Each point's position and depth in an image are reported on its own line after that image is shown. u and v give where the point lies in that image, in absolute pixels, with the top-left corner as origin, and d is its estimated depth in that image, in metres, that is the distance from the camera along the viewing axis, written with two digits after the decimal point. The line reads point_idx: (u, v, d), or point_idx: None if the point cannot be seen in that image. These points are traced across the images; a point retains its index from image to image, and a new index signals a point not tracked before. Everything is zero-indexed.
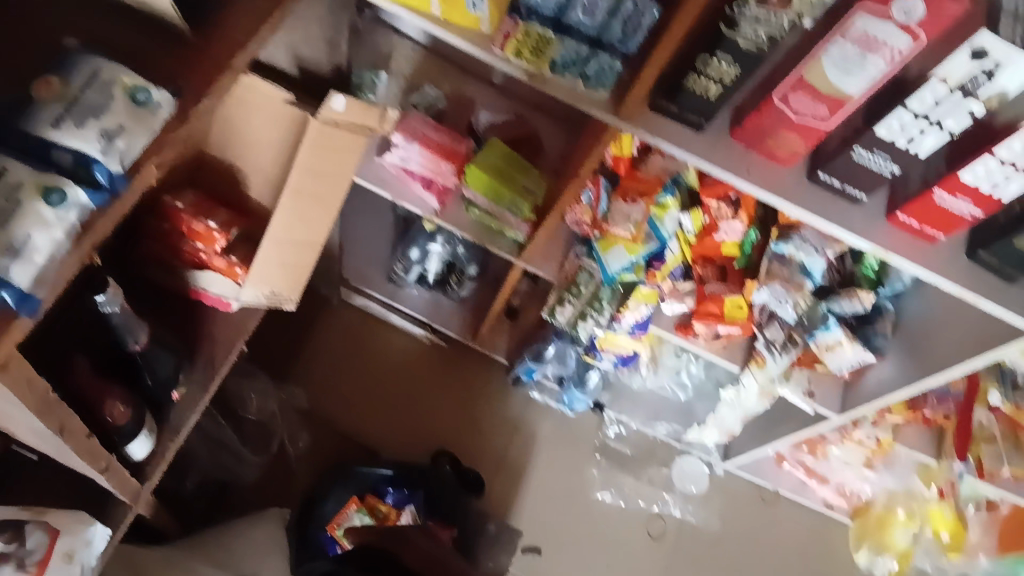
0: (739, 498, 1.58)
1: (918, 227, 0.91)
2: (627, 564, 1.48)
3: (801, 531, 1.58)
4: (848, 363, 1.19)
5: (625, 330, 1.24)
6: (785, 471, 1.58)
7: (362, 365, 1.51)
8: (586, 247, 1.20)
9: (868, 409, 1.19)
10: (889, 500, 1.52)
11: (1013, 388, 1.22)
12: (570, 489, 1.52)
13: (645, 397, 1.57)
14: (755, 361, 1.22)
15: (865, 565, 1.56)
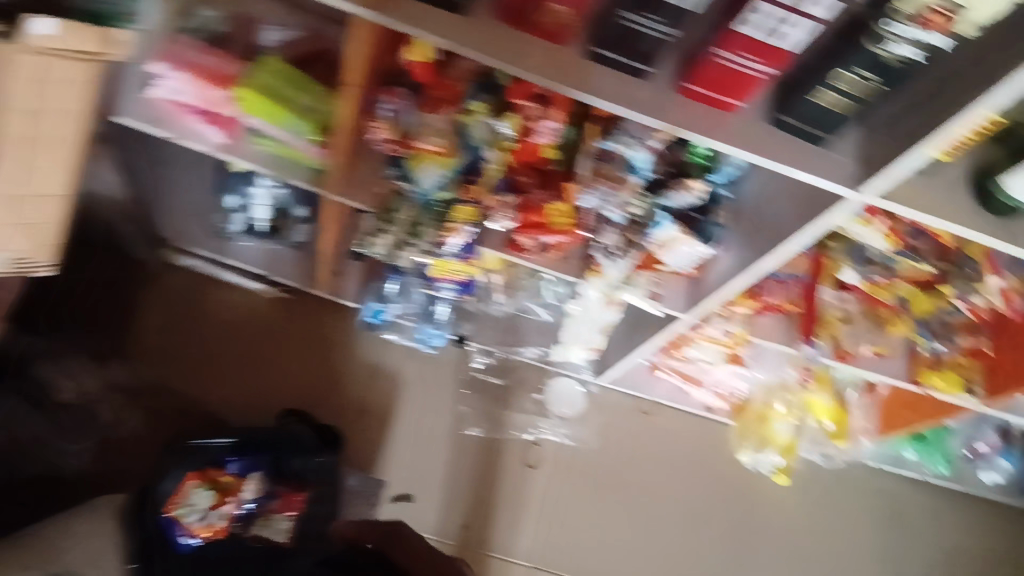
0: (618, 411, 1.54)
1: (711, 95, 0.83)
2: (508, 496, 1.43)
3: (683, 434, 1.56)
4: (687, 258, 1.14)
5: (453, 253, 1.15)
6: (660, 378, 1.55)
7: (197, 328, 1.39)
8: (397, 167, 1.08)
9: (711, 303, 1.15)
10: (766, 395, 1.47)
11: (866, 265, 1.17)
12: (440, 430, 1.44)
13: (505, 322, 1.48)
14: (594, 271, 1.18)
15: (749, 463, 1.52)
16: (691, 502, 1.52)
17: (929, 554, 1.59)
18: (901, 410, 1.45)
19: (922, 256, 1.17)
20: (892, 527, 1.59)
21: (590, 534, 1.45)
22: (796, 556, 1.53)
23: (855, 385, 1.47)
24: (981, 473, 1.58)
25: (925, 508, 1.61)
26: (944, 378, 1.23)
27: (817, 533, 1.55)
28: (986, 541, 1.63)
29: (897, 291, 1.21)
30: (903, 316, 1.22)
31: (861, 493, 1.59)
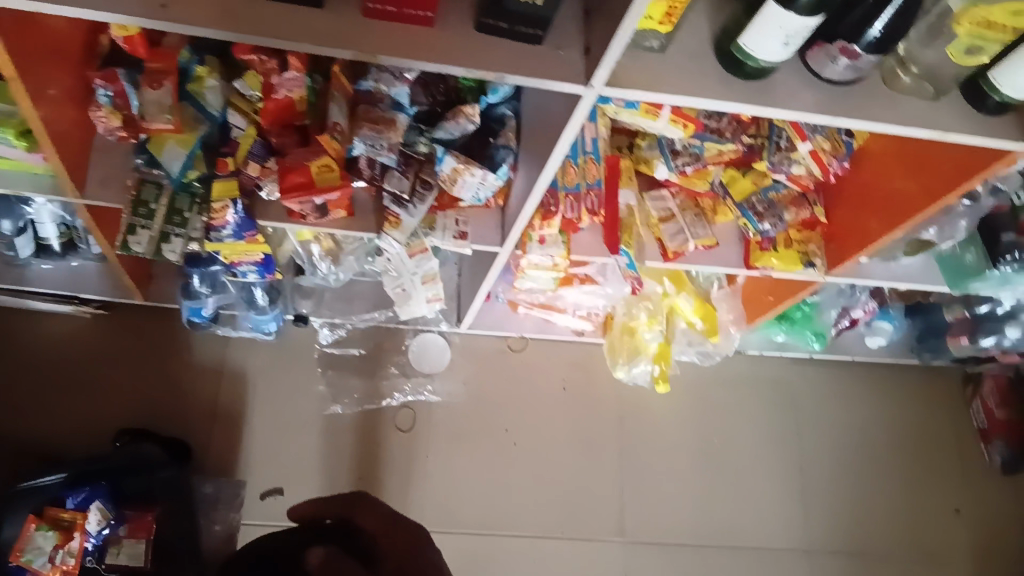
0: (484, 355, 1.50)
1: (400, 12, 0.76)
2: (385, 466, 1.38)
3: (556, 364, 1.52)
4: (478, 189, 1.06)
5: (231, 235, 1.05)
6: (523, 315, 1.50)
7: (18, 365, 1.32)
8: (143, 156, 1.00)
9: (518, 231, 1.08)
10: (628, 306, 1.44)
11: (675, 158, 1.13)
12: (300, 414, 1.38)
13: (351, 287, 1.42)
14: (391, 222, 1.07)
15: (627, 379, 1.50)
16: (578, 430, 1.48)
17: (826, 431, 1.58)
18: (763, 294, 1.42)
19: (726, 136, 1.11)
20: (787, 413, 1.57)
21: (479, 486, 1.40)
22: (696, 462, 1.50)
23: (717, 279, 1.46)
24: (865, 340, 1.57)
25: (814, 386, 1.60)
26: (781, 256, 1.19)
27: (713, 432, 1.52)
28: (879, 406, 1.63)
29: (711, 178, 1.17)
30: (724, 201, 1.20)
31: (748, 385, 1.57)
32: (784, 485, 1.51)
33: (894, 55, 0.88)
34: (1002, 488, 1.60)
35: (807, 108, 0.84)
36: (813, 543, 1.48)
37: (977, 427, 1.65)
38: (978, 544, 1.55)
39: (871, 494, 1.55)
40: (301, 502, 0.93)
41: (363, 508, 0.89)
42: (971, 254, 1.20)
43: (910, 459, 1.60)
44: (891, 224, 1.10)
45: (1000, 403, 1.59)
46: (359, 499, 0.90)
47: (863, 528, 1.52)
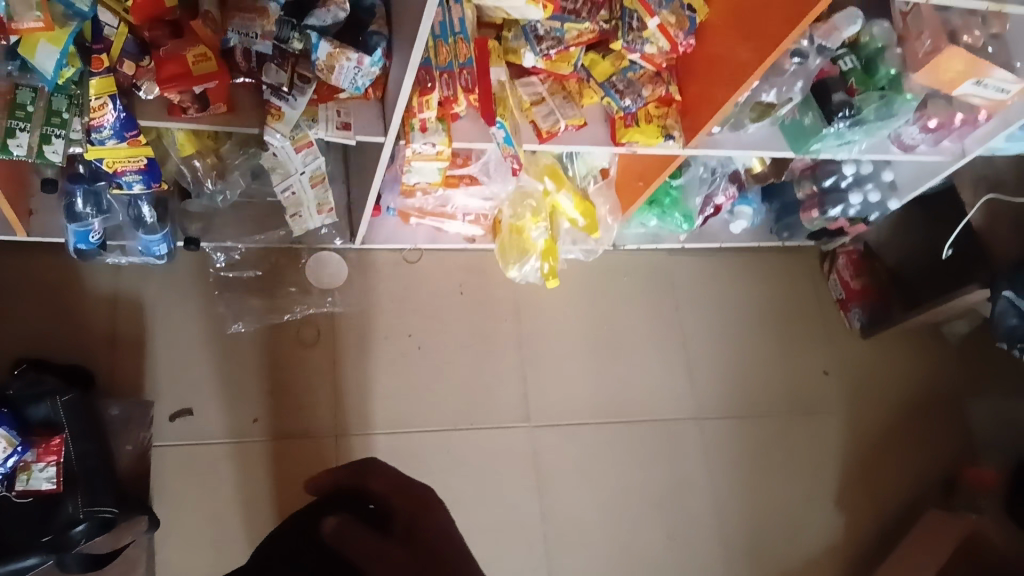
0: (381, 267, 1.54)
1: None
2: (292, 378, 1.42)
3: (452, 270, 1.59)
4: (355, 75, 1.11)
5: (112, 136, 1.07)
6: (416, 225, 1.55)
7: None
8: (13, 59, 1.01)
9: (398, 119, 1.13)
10: (514, 206, 1.52)
11: (540, 42, 1.23)
12: (200, 336, 1.40)
13: (237, 209, 1.47)
14: (273, 115, 1.11)
15: (519, 278, 1.58)
16: (479, 330, 1.56)
17: (703, 312, 1.73)
18: (633, 180, 1.55)
19: (582, 17, 1.22)
20: (666, 298, 1.71)
21: (388, 388, 1.46)
22: (590, 349, 1.62)
23: (592, 176, 1.57)
24: (730, 226, 1.72)
25: (690, 273, 1.75)
26: (642, 131, 1.29)
27: (601, 322, 1.65)
28: (750, 286, 1.78)
29: (574, 60, 1.27)
30: (591, 83, 1.30)
31: (630, 275, 1.70)
32: (670, 362, 1.66)
33: None
34: (862, 347, 1.80)
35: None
36: (701, 411, 1.64)
37: (835, 297, 1.82)
38: (847, 398, 1.74)
39: (749, 363, 1.71)
40: (322, 472, 0.88)
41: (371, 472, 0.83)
42: (809, 116, 1.35)
43: (781, 330, 1.76)
44: (735, 86, 1.22)
45: (854, 274, 1.79)
46: (366, 467, 0.83)
47: (744, 392, 1.68)
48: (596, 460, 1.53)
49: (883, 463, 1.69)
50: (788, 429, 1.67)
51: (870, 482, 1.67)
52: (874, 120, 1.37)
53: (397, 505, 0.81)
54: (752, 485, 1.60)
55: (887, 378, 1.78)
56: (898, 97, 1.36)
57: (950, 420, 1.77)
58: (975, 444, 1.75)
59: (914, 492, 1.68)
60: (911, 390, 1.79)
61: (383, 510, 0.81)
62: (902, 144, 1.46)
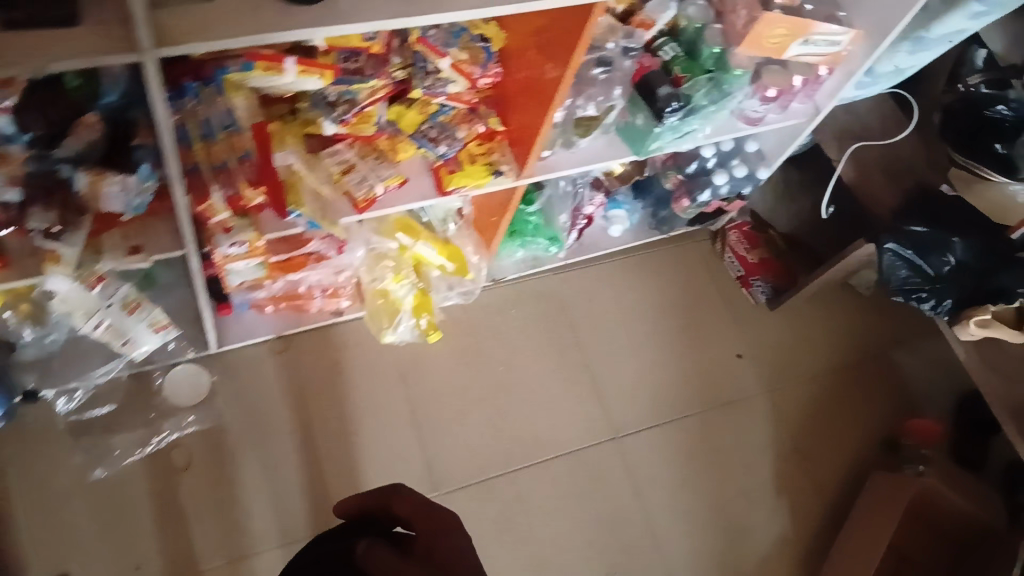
0: (246, 370, 1.46)
1: None
2: (170, 510, 1.32)
3: (323, 353, 1.50)
4: (131, 200, 1.02)
5: None
6: (275, 314, 1.48)
7: None
8: None
9: (189, 230, 1.06)
10: (371, 268, 1.44)
11: (331, 108, 1.14)
12: (61, 491, 1.30)
13: (78, 346, 1.36)
14: (50, 259, 1.03)
15: (397, 340, 1.50)
16: (367, 407, 1.48)
17: (601, 326, 1.66)
18: (488, 217, 1.47)
19: (367, 74, 1.12)
20: (560, 323, 1.64)
21: (278, 491, 1.37)
22: (489, 395, 1.54)
23: (451, 216, 1.48)
24: (606, 232, 1.67)
25: (577, 290, 1.68)
26: (468, 174, 1.22)
27: (495, 366, 1.57)
28: (645, 285, 1.71)
29: (377, 118, 1.17)
30: (402, 137, 1.21)
31: (514, 308, 1.63)
32: (575, 387, 1.59)
33: None
34: (772, 321, 1.74)
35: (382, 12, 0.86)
36: (617, 429, 1.57)
37: (735, 276, 1.76)
38: (766, 378, 1.67)
39: (656, 367, 1.65)
40: (346, 498, 0.80)
41: (396, 495, 0.75)
42: (641, 116, 1.28)
43: (684, 323, 1.70)
44: (549, 103, 1.14)
45: (749, 247, 1.73)
46: (392, 489, 0.75)
47: (659, 399, 1.62)
48: (517, 510, 1.45)
49: (818, 437, 1.63)
50: (710, 425, 1.61)
51: (807, 458, 1.61)
52: (709, 105, 1.29)
53: (420, 531, 0.72)
54: (685, 492, 1.54)
55: (806, 347, 1.72)
56: (726, 76, 1.28)
57: (877, 373, 1.72)
58: (909, 395, 1.70)
59: (855, 459, 1.63)
60: (830, 351, 1.73)
61: (408, 539, 0.73)
62: (748, 118, 1.39)
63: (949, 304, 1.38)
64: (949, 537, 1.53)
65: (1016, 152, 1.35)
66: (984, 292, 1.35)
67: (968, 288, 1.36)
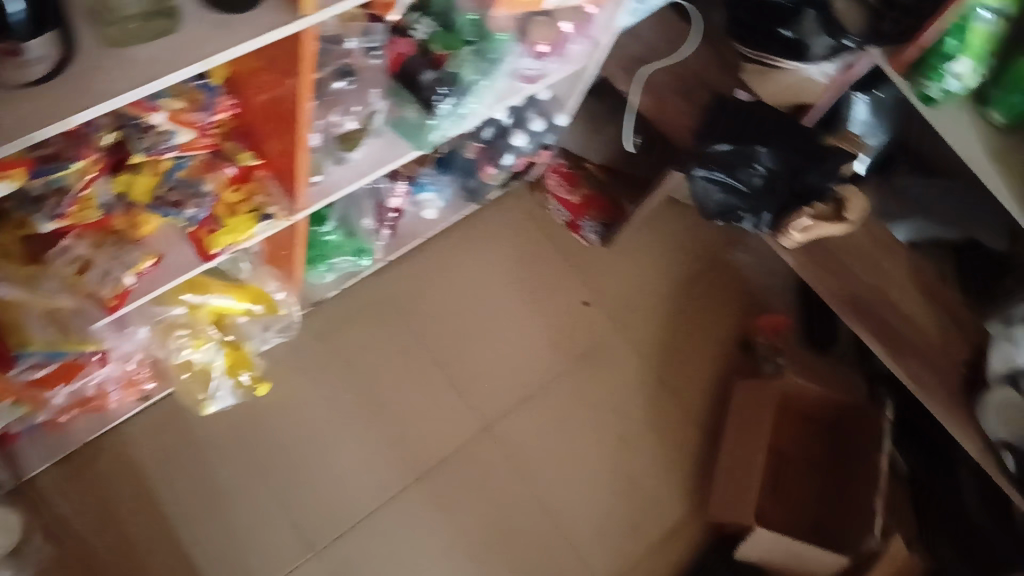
0: (65, 491, 1.30)
1: None
2: None
3: (150, 445, 1.36)
4: None
5: None
6: (71, 422, 1.32)
7: None
8: None
9: None
10: (163, 340, 1.26)
11: (40, 203, 0.93)
12: None
13: None
14: None
15: (218, 405, 1.36)
16: (216, 483, 1.35)
17: (443, 315, 1.55)
18: (280, 250, 1.31)
19: (67, 156, 0.92)
20: (402, 326, 1.52)
21: None
22: (343, 428, 1.43)
23: (242, 255, 1.31)
24: (421, 216, 1.55)
25: (408, 284, 1.56)
26: (231, 230, 1.07)
27: (343, 395, 1.45)
28: (474, 259, 1.61)
29: (99, 198, 0.98)
30: (140, 210, 1.03)
31: (346, 325, 1.50)
32: (434, 386, 1.49)
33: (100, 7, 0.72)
34: (609, 259, 1.69)
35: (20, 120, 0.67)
36: (487, 417, 1.49)
37: (563, 222, 1.69)
38: (617, 320, 1.64)
39: (510, 339, 1.57)
40: None
41: None
42: (410, 110, 1.16)
43: (526, 285, 1.62)
44: (298, 131, 0.99)
45: (570, 188, 1.65)
46: None
47: (521, 372, 1.54)
48: (406, 540, 1.37)
49: (680, 363, 1.63)
50: (576, 384, 1.56)
51: (675, 388, 1.60)
52: (482, 78, 1.18)
53: None
54: (569, 461, 1.49)
55: (648, 276, 1.69)
56: (491, 44, 1.17)
57: (723, 281, 1.72)
58: (756, 295, 1.72)
59: (721, 374, 1.63)
60: (673, 272, 1.71)
61: None
62: (527, 77, 1.25)
63: (768, 217, 1.36)
64: (820, 421, 1.57)
65: (801, 33, 1.28)
66: (796, 197, 1.34)
67: (780, 198, 1.34)
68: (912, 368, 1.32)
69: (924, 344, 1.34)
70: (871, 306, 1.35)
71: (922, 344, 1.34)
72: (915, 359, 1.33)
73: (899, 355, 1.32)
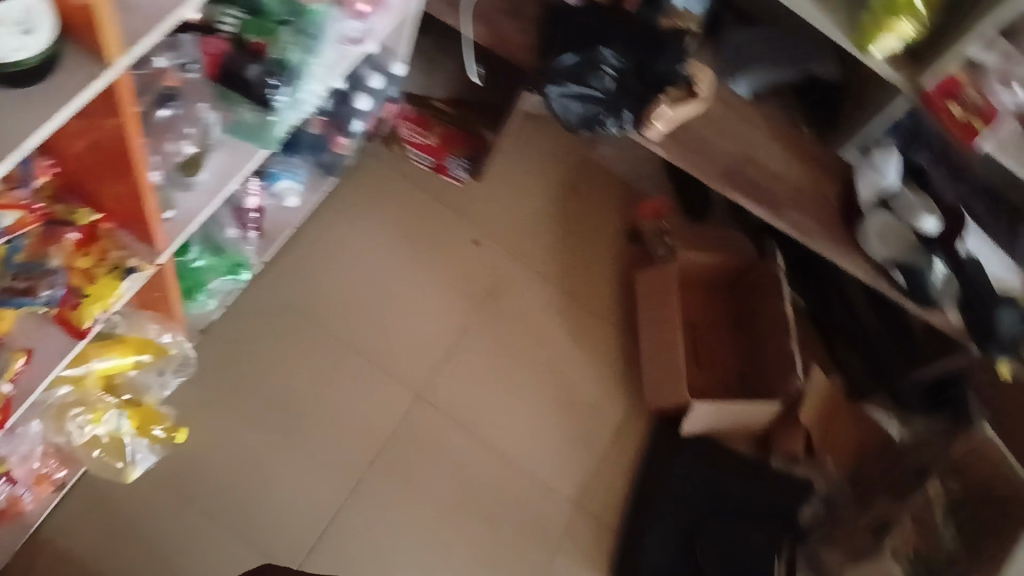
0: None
1: None
2: None
3: (84, 530, 1.26)
4: None
5: None
6: None
7: None
8: None
9: None
10: (59, 425, 1.17)
11: None
12: None
13: None
14: None
15: (141, 466, 1.27)
16: (168, 545, 1.28)
17: (341, 300, 1.50)
18: (151, 293, 1.20)
19: None
20: (304, 324, 1.46)
21: None
22: (280, 445, 1.37)
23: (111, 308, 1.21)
24: (284, 206, 1.45)
25: (295, 279, 1.49)
26: (94, 296, 0.98)
27: (271, 407, 1.39)
28: (353, 232, 1.55)
29: None
30: None
31: (246, 340, 1.42)
32: (356, 372, 1.46)
33: None
34: (484, 192, 1.67)
35: None
36: (418, 384, 1.48)
37: (428, 167, 1.64)
38: (511, 249, 1.63)
39: (415, 302, 1.54)
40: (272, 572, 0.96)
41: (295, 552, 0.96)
42: (244, 109, 1.07)
43: (414, 240, 1.58)
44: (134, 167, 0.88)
45: (424, 131, 1.60)
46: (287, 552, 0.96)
47: (435, 330, 1.53)
48: (379, 528, 1.36)
49: (581, 273, 1.66)
50: (491, 324, 1.56)
51: (583, 297, 1.63)
52: (308, 57, 1.09)
53: None
54: (508, 399, 1.51)
55: (525, 198, 1.69)
56: (307, 18, 1.07)
57: (595, 181, 1.74)
58: (629, 186, 1.76)
59: (620, 270, 1.68)
60: (548, 186, 1.71)
61: None
62: (352, 40, 1.18)
63: (629, 114, 1.34)
64: (719, 285, 1.66)
65: None
66: (649, 85, 1.32)
67: (636, 93, 1.33)
68: (793, 218, 1.39)
69: (795, 194, 1.41)
70: (742, 172, 1.40)
71: (794, 194, 1.41)
72: (792, 208, 1.40)
73: (777, 211, 1.39)
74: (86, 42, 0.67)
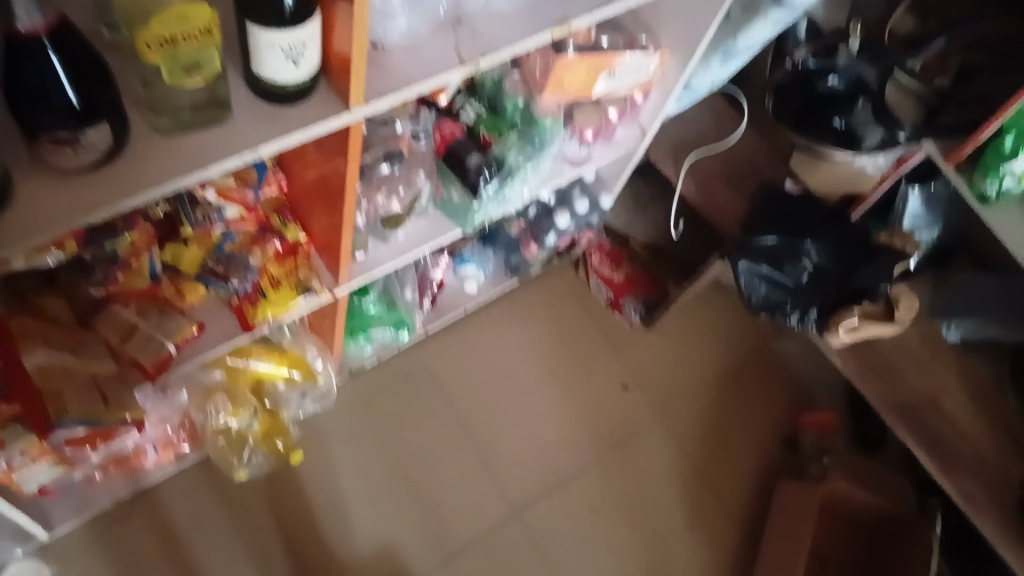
0: (103, 545, 1.32)
1: None
2: None
3: (185, 501, 1.38)
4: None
5: None
6: (107, 478, 1.32)
7: None
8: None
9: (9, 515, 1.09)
10: (205, 402, 1.26)
11: (95, 266, 0.99)
12: None
13: None
14: None
15: (252, 472, 1.38)
16: (243, 548, 1.35)
17: (477, 391, 1.56)
18: (321, 321, 1.32)
19: (118, 226, 0.98)
20: (435, 401, 1.53)
21: None
22: (374, 500, 1.43)
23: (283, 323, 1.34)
24: (462, 290, 1.54)
25: (449, 359, 1.58)
26: (271, 302, 1.09)
27: (387, 460, 1.46)
28: (516, 338, 1.62)
29: (149, 268, 1.02)
30: (186, 279, 1.06)
31: (384, 394, 1.52)
32: (467, 463, 1.49)
33: (198, 107, 0.76)
34: (648, 342, 1.68)
35: (114, 202, 0.72)
36: (516, 502, 1.48)
37: (605, 301, 1.69)
38: (658, 406, 1.62)
39: (546, 420, 1.56)
40: None
41: None
42: (456, 191, 1.17)
43: (568, 363, 1.62)
44: (338, 210, 1.00)
45: (613, 266, 1.65)
46: None
47: (557, 454, 1.53)
48: None
49: (719, 453, 1.59)
50: (609, 472, 1.53)
51: (714, 480, 1.56)
52: (526, 162, 1.19)
53: None
54: (600, 550, 1.46)
55: (683, 365, 1.67)
56: (537, 129, 1.17)
57: (765, 368, 1.70)
58: (799, 384, 1.69)
59: (762, 468, 1.59)
60: (717, 358, 1.69)
61: None
62: (572, 161, 1.28)
63: (816, 313, 1.33)
64: (862, 529, 1.51)
65: (854, 122, 1.31)
66: (847, 295, 1.33)
67: (828, 294, 1.34)
68: (966, 486, 1.29)
69: (973, 459, 1.31)
70: (915, 410, 1.35)
71: (973, 459, 1.31)
72: (965, 473, 1.30)
73: (950, 472, 1.30)
74: (338, 89, 0.79)
